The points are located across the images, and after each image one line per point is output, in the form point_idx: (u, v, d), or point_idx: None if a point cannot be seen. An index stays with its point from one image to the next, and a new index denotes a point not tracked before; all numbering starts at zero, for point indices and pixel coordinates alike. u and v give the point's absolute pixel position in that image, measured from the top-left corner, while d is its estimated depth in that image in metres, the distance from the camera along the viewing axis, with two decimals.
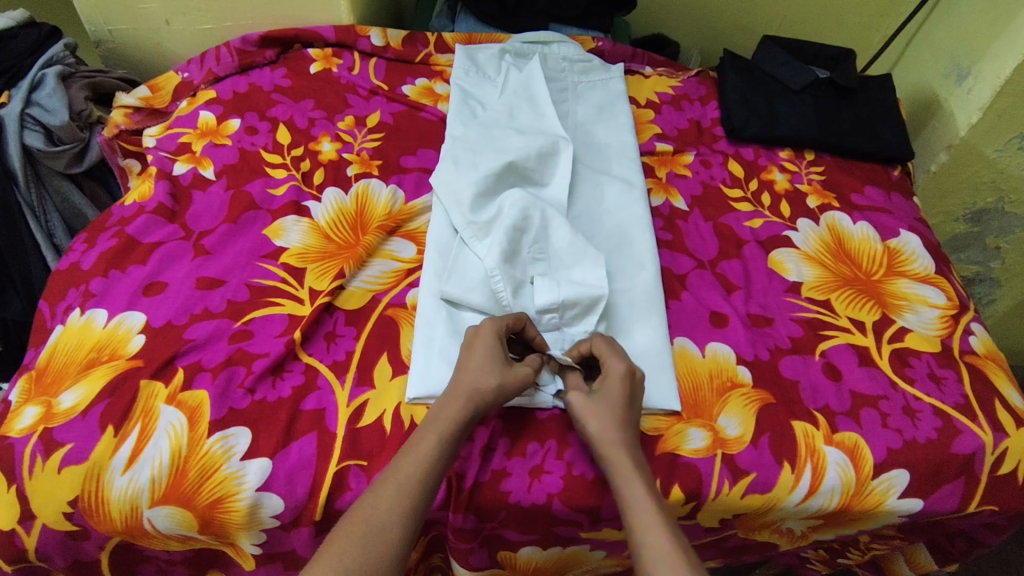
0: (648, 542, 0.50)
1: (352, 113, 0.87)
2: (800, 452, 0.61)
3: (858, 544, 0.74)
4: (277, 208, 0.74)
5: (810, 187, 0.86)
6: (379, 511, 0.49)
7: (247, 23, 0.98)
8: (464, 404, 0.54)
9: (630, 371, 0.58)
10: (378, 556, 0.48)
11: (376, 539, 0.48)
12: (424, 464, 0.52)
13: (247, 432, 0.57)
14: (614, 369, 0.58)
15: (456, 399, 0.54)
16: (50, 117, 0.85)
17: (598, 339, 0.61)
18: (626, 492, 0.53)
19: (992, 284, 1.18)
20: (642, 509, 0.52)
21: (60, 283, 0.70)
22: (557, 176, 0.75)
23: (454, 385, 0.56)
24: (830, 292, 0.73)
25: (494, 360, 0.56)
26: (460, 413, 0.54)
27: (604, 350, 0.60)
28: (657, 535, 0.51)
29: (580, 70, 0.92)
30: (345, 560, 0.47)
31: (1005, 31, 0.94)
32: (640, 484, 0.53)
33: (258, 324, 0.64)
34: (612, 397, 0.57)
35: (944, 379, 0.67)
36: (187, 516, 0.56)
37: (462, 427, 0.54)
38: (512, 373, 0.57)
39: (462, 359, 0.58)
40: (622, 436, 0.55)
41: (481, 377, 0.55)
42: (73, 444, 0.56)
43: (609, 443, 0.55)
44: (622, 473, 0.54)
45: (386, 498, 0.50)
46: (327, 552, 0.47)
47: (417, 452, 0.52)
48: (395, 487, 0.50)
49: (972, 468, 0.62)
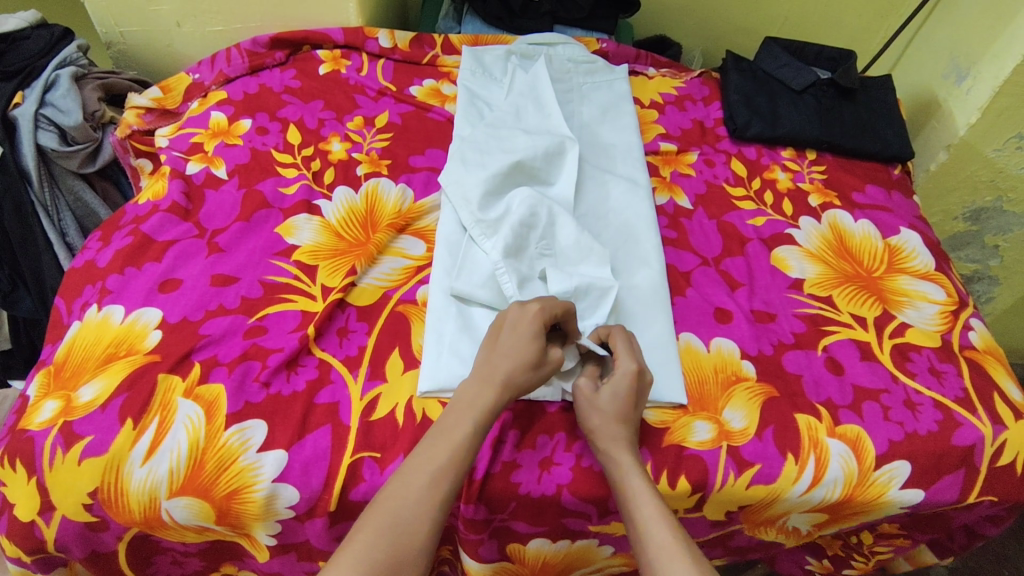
0: (656, 540, 0.51)
1: (361, 114, 0.88)
2: (803, 444, 0.62)
3: (861, 548, 0.76)
4: (290, 207, 0.75)
5: (812, 186, 0.87)
6: (409, 501, 0.50)
7: (256, 25, 0.99)
8: (500, 393, 0.55)
9: (639, 372, 0.58)
10: (410, 547, 0.49)
11: (403, 531, 0.49)
12: (456, 452, 0.52)
13: (263, 424, 0.59)
14: (624, 369, 0.58)
15: (493, 386, 0.55)
16: (64, 118, 0.87)
17: (618, 330, 0.61)
18: (629, 493, 0.54)
19: (991, 283, 1.20)
20: (644, 503, 0.53)
21: (76, 280, 0.71)
22: (563, 175, 0.77)
23: (490, 371, 0.56)
24: (832, 289, 0.74)
25: (535, 348, 0.57)
26: (496, 402, 0.55)
27: (623, 346, 0.59)
28: (664, 533, 0.51)
29: (585, 71, 0.93)
30: (374, 553, 0.47)
31: (1004, 32, 0.95)
32: (644, 483, 0.54)
33: (272, 320, 0.65)
34: (615, 398, 0.57)
35: (944, 373, 0.68)
36: (205, 507, 0.57)
37: (495, 415, 0.55)
38: (546, 360, 0.58)
39: (499, 342, 0.58)
40: (625, 434, 0.56)
41: (521, 366, 0.56)
42: (93, 437, 0.57)
43: (613, 440, 0.56)
44: (624, 473, 0.55)
45: (416, 487, 0.50)
46: (356, 540, 0.48)
47: (450, 442, 0.53)
48: (426, 477, 0.51)
49: (972, 460, 0.64)
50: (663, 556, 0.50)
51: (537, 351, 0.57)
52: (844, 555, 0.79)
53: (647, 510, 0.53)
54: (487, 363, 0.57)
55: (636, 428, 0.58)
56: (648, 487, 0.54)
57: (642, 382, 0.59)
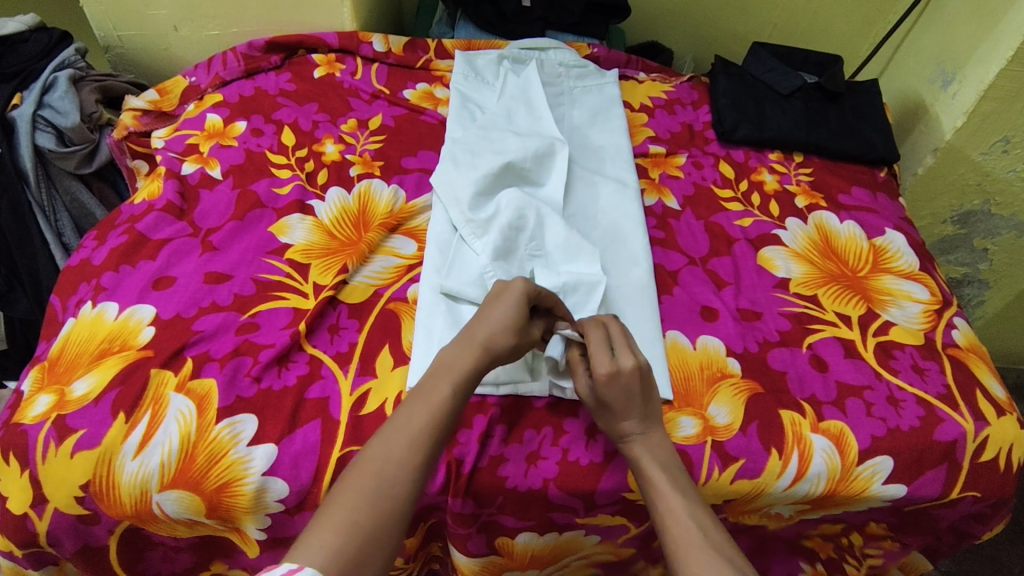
0: (673, 536, 0.54)
1: (354, 116, 0.89)
2: (787, 439, 0.63)
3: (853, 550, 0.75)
4: (282, 207, 0.76)
5: (798, 188, 0.88)
6: (390, 462, 0.50)
7: (252, 29, 1.01)
8: (478, 356, 0.56)
9: (615, 373, 0.56)
10: (390, 503, 0.49)
11: (385, 489, 0.49)
12: (436, 415, 0.53)
13: (254, 419, 0.59)
14: (596, 376, 0.57)
15: (471, 349, 0.56)
16: (61, 119, 0.88)
17: (594, 326, 0.60)
18: (647, 485, 0.56)
19: (981, 286, 1.21)
20: (663, 495, 0.55)
21: (72, 278, 0.72)
22: (553, 176, 0.78)
23: (469, 336, 0.57)
24: (817, 288, 0.75)
25: (515, 318, 0.57)
26: (473, 364, 0.56)
27: (598, 342, 0.59)
28: (681, 526, 0.54)
29: (576, 75, 0.95)
30: (356, 514, 0.47)
31: (988, 37, 0.96)
32: (660, 475, 0.56)
33: (264, 317, 0.66)
34: (607, 399, 0.57)
35: (927, 370, 0.69)
36: (195, 500, 0.58)
37: (474, 377, 0.56)
38: (528, 335, 0.59)
39: (485, 309, 0.59)
40: (634, 427, 0.58)
41: (500, 332, 0.57)
42: (86, 430, 0.58)
43: (625, 436, 0.58)
44: (639, 465, 0.57)
45: (397, 449, 0.51)
46: (338, 500, 0.48)
47: (430, 403, 0.53)
48: (407, 437, 0.51)
49: (954, 455, 0.65)
50: (679, 550, 0.53)
51: (519, 320, 0.58)
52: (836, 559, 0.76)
53: (667, 504, 0.55)
54: (464, 333, 0.57)
55: (649, 412, 0.58)
56: (667, 480, 0.56)
57: (624, 379, 0.57)
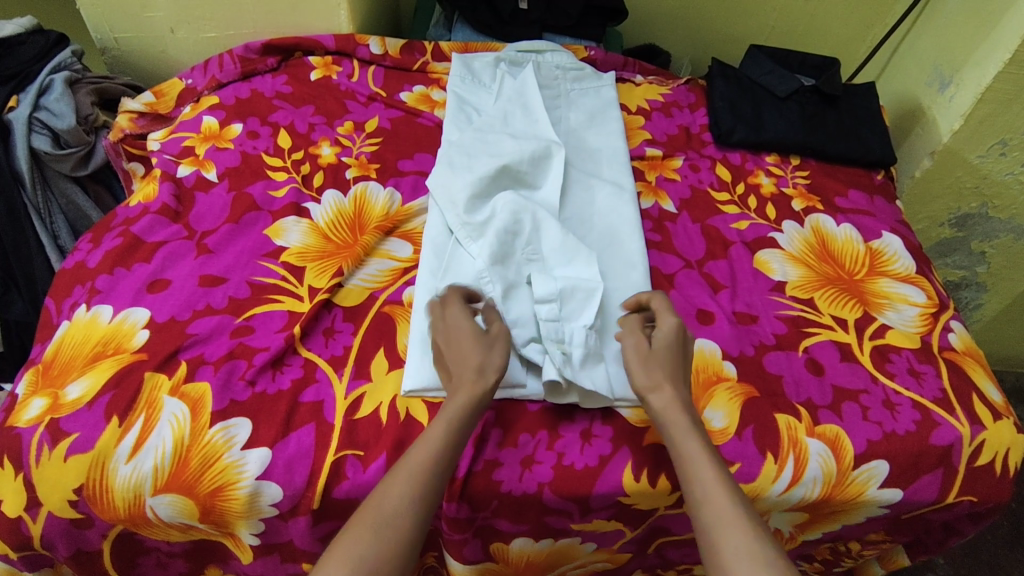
0: (713, 508, 0.52)
1: (351, 119, 0.89)
2: (783, 443, 0.63)
3: (850, 553, 0.76)
4: (278, 209, 0.76)
5: (795, 191, 0.88)
6: (390, 498, 0.51)
7: (249, 31, 1.01)
8: (473, 390, 0.56)
9: (681, 328, 0.61)
10: (394, 539, 0.49)
11: (389, 526, 0.50)
12: (436, 452, 0.53)
13: (248, 422, 0.59)
14: (665, 328, 0.61)
15: (465, 385, 0.56)
16: (57, 121, 0.88)
17: (658, 296, 0.65)
18: (686, 457, 0.55)
19: (979, 289, 1.21)
20: (701, 467, 0.54)
21: (67, 280, 0.72)
22: (549, 179, 0.78)
23: (456, 373, 0.58)
24: (813, 292, 0.75)
25: (471, 335, 0.59)
26: (470, 398, 0.56)
27: (660, 308, 0.64)
28: (721, 498, 0.52)
29: (573, 78, 0.95)
30: (360, 549, 0.48)
31: (986, 40, 0.96)
32: (700, 447, 0.55)
33: (259, 320, 0.66)
34: (665, 356, 0.60)
35: (923, 374, 0.69)
36: (189, 504, 0.58)
37: (474, 411, 0.56)
38: (490, 335, 0.60)
39: (449, 353, 0.59)
40: (674, 394, 0.58)
41: (476, 352, 0.58)
42: (79, 434, 0.58)
43: (664, 400, 0.57)
44: (681, 434, 0.56)
45: (397, 485, 0.51)
46: (345, 535, 0.49)
47: (429, 441, 0.54)
48: (406, 474, 0.52)
49: (950, 460, 0.64)
50: (720, 523, 0.51)
51: (473, 329, 0.60)
52: (834, 559, 0.79)
53: (711, 473, 0.53)
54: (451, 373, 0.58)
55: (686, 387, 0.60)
56: (706, 451, 0.55)
57: (683, 338, 0.62)
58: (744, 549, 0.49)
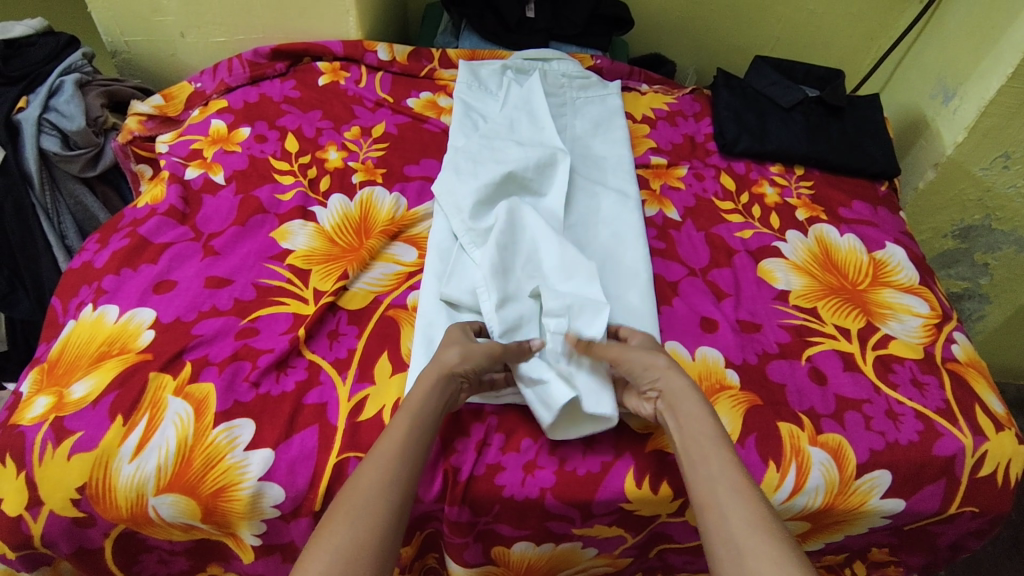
0: (725, 483, 0.52)
1: (358, 123, 0.90)
2: (786, 451, 0.63)
3: None
4: (285, 213, 0.77)
5: (799, 201, 0.89)
6: (361, 488, 0.51)
7: (259, 37, 1.02)
8: (439, 379, 0.57)
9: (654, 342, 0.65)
10: (370, 526, 0.49)
11: (362, 515, 0.49)
12: (405, 442, 0.54)
13: (251, 423, 0.59)
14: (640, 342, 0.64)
15: (430, 377, 0.57)
16: (67, 123, 0.89)
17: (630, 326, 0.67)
18: (698, 437, 0.55)
19: (982, 300, 1.21)
20: (713, 446, 0.54)
21: (73, 280, 0.72)
22: (554, 186, 0.78)
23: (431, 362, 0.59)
24: (817, 301, 0.75)
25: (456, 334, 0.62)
26: (433, 387, 0.57)
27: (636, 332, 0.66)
28: (732, 475, 0.52)
29: (579, 86, 0.96)
30: (336, 539, 0.48)
31: (991, 52, 0.97)
32: (712, 427, 0.56)
33: (264, 322, 0.66)
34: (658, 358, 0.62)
35: (926, 385, 0.69)
36: (191, 505, 0.58)
37: (439, 401, 0.57)
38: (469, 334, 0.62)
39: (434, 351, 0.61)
40: (683, 381, 0.59)
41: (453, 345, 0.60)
42: (84, 432, 0.58)
43: (674, 385, 0.58)
44: (694, 416, 0.56)
45: (367, 474, 0.52)
46: (325, 527, 0.49)
47: (395, 432, 0.54)
48: (374, 464, 0.52)
49: (952, 470, 0.64)
50: (733, 496, 0.51)
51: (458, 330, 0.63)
52: None
53: (719, 464, 0.53)
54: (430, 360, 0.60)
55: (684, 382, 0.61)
56: (717, 433, 0.55)
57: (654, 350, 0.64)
58: (755, 527, 0.49)
